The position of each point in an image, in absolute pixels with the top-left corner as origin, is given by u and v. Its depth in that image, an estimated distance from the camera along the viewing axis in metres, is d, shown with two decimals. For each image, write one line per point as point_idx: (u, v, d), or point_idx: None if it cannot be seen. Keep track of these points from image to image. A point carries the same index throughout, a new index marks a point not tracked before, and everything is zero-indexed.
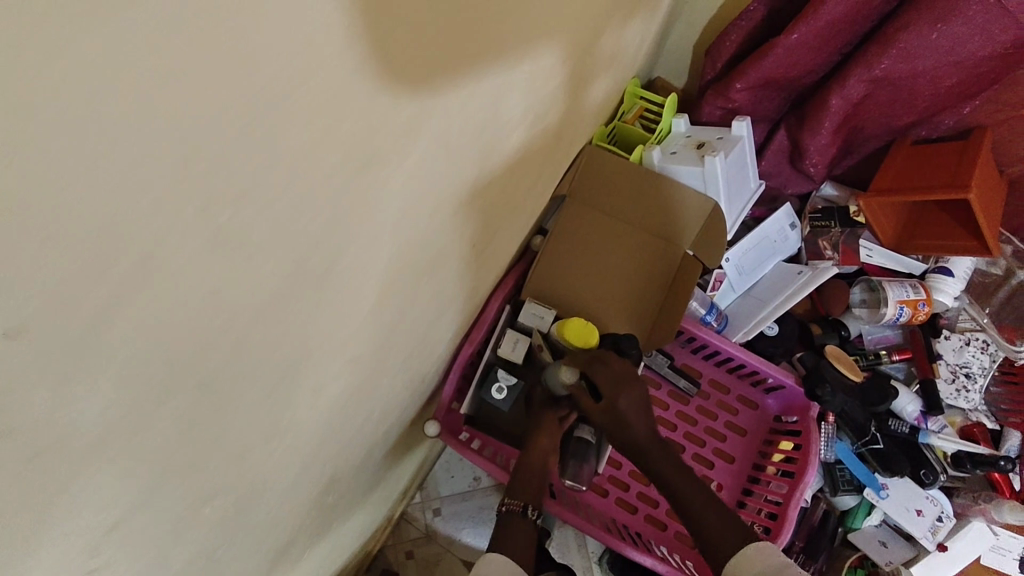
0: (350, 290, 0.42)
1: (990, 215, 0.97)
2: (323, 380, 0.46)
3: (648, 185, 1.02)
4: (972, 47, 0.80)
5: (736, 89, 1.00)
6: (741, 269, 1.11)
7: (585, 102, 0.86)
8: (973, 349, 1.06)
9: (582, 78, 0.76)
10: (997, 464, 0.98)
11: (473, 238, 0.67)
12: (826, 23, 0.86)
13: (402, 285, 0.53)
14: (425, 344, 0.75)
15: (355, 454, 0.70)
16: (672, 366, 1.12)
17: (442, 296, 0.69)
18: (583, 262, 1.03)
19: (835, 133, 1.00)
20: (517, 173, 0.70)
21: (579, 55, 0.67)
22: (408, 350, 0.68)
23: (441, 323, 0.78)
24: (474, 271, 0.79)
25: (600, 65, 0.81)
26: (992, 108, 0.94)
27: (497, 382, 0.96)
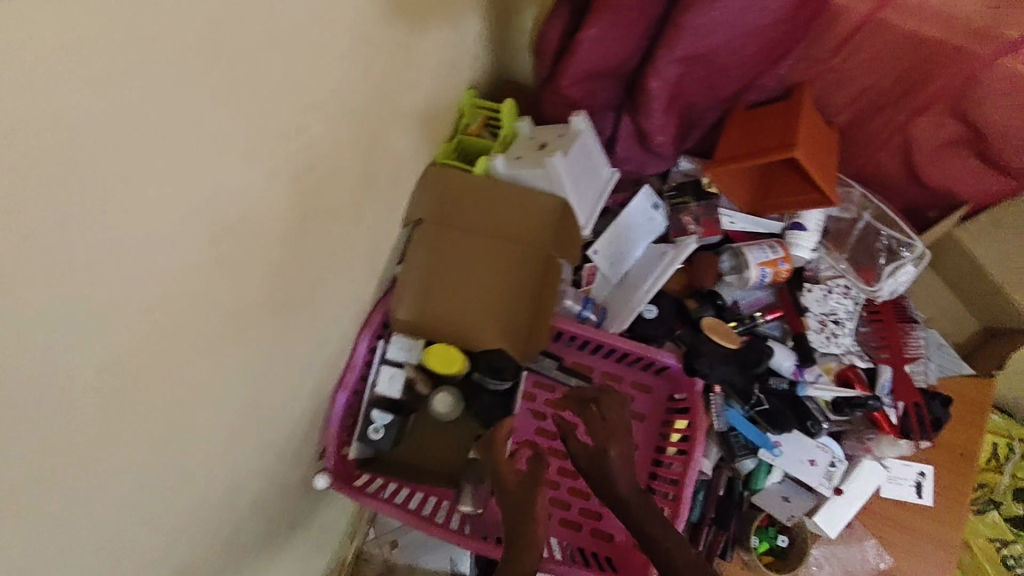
0: (28, 395, 0.40)
1: (821, 166, 1.00)
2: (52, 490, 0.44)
3: (497, 194, 1.00)
4: (750, 17, 0.81)
5: (564, 85, 0.99)
6: (611, 258, 1.12)
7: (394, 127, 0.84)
8: (836, 295, 1.09)
9: (365, 107, 0.74)
10: (868, 404, 1.01)
11: (259, 285, 0.64)
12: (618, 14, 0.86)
13: (140, 362, 0.50)
14: (253, 404, 0.72)
15: (192, 526, 0.67)
16: (560, 367, 1.12)
17: (244, 354, 0.66)
18: (447, 285, 1.01)
19: (668, 112, 1.02)
20: (302, 209, 0.67)
21: (336, 78, 0.64)
22: (220, 412, 0.66)
23: (272, 378, 0.75)
24: (297, 319, 0.76)
25: (389, 89, 0.79)
26: (804, 65, 0.96)
27: (373, 423, 0.94)
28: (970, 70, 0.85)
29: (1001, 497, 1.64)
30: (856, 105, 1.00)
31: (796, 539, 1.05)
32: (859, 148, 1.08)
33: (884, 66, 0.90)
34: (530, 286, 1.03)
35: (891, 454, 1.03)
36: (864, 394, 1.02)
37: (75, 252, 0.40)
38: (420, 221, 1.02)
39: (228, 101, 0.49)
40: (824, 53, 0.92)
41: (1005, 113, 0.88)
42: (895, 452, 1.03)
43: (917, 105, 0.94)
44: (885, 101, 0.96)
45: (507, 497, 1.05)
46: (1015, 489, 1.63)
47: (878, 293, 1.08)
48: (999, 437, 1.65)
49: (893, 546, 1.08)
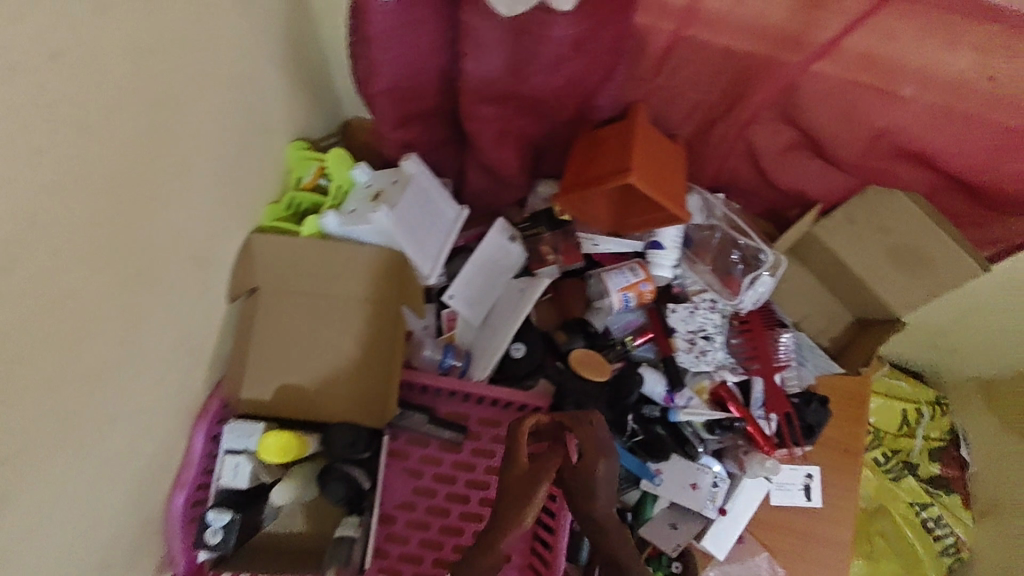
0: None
1: (665, 185, 0.95)
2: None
3: (328, 256, 0.95)
4: (549, 50, 0.76)
5: (388, 130, 0.93)
6: (470, 301, 1.07)
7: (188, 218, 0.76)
8: (703, 310, 1.06)
9: (127, 216, 0.65)
10: (734, 427, 1.03)
11: (28, 420, 0.57)
12: (415, 58, 0.79)
13: None
14: (53, 541, 0.64)
15: None
16: (432, 421, 1.07)
17: (27, 496, 0.59)
18: (292, 356, 0.96)
19: (500, 149, 0.96)
20: (75, 324, 0.60)
21: (93, 181, 0.57)
22: (11, 562, 0.58)
23: (80, 502, 0.68)
24: (88, 455, 0.68)
25: (178, 166, 0.71)
26: (632, 85, 0.92)
27: (212, 524, 0.86)
28: (785, 81, 0.83)
29: (916, 460, 1.59)
30: (694, 120, 0.97)
31: (688, 563, 1.03)
32: (710, 158, 1.04)
33: (706, 81, 0.88)
34: (381, 342, 0.99)
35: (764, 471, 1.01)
36: (733, 416, 1.03)
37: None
38: (254, 290, 0.95)
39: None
40: (647, 74, 0.88)
41: (827, 119, 0.86)
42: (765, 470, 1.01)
43: (745, 118, 0.92)
44: (719, 113, 0.94)
45: (388, 566, 1.03)
46: (930, 450, 1.60)
47: (741, 305, 1.06)
48: (911, 404, 1.60)
49: (788, 554, 1.07)
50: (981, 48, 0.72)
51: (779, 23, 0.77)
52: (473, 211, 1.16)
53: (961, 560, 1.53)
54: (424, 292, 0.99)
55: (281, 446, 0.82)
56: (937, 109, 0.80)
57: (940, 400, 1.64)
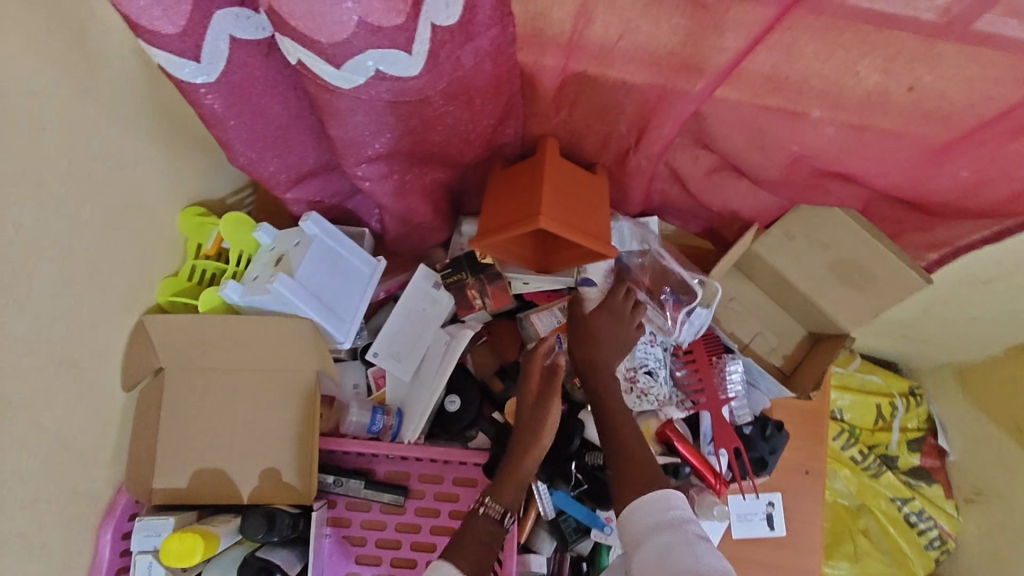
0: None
1: (584, 222, 0.89)
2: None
3: (230, 331, 0.88)
4: (419, 95, 0.70)
5: (281, 190, 0.88)
6: (397, 355, 1.01)
7: (35, 321, 0.69)
8: (644, 343, 1.00)
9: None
10: (682, 471, 0.95)
11: None
12: (285, 121, 0.75)
13: None
14: None
15: None
16: (369, 484, 1.01)
17: None
18: (204, 436, 0.90)
19: (402, 197, 0.91)
20: None
21: None
22: None
23: None
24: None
25: (20, 262, 0.66)
26: (535, 121, 0.87)
27: None
28: (690, 106, 0.79)
29: (896, 452, 1.50)
30: (610, 149, 0.92)
31: None
32: (634, 184, 0.99)
33: (609, 111, 0.83)
34: (295, 412, 0.91)
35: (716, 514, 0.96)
36: (679, 459, 0.96)
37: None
38: (160, 369, 0.91)
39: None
40: (549, 109, 0.85)
41: (739, 139, 0.82)
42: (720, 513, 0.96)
43: (657, 145, 0.88)
44: (631, 143, 0.89)
45: None
46: (907, 442, 1.51)
47: (680, 338, 1.01)
48: (885, 398, 1.48)
49: None
50: (886, 68, 0.66)
51: (670, 50, 0.71)
52: (398, 255, 1.10)
53: (947, 552, 1.45)
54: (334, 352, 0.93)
55: (182, 550, 0.75)
56: (848, 128, 0.75)
57: (914, 391, 1.52)
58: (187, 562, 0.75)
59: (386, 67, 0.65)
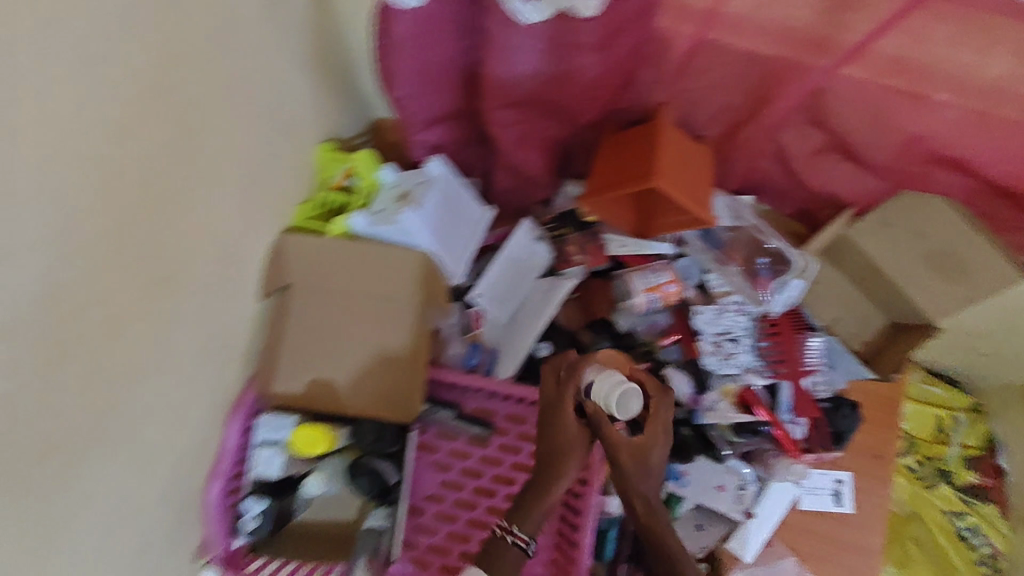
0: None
1: (693, 187, 0.95)
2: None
3: (356, 256, 0.95)
4: (575, 43, 0.78)
5: (417, 129, 0.96)
6: (498, 299, 1.09)
7: (205, 214, 0.77)
8: (731, 312, 1.05)
9: (151, 220, 0.68)
10: (763, 430, 1.00)
11: (60, 403, 0.61)
12: (448, 59, 0.83)
13: None
14: (81, 526, 0.67)
15: None
16: (459, 417, 1.08)
17: (57, 476, 0.62)
18: (319, 351, 0.96)
19: (524, 146, 0.97)
20: (97, 316, 0.63)
21: (111, 181, 0.61)
22: (45, 537, 0.62)
23: (113, 483, 0.71)
24: (116, 445, 0.70)
25: (200, 164, 0.74)
26: (655, 87, 0.92)
27: (248, 513, 0.91)
28: (814, 81, 0.82)
29: (952, 467, 1.48)
30: (723, 119, 0.96)
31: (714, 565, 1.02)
32: (738, 158, 1.03)
33: (731, 82, 0.87)
34: (405, 337, 0.97)
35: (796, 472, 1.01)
36: (759, 420, 1.00)
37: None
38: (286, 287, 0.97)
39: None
40: (670, 74, 0.89)
41: (854, 119, 0.86)
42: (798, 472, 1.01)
43: (772, 120, 0.92)
44: (745, 115, 0.93)
45: (417, 556, 1.04)
46: (964, 459, 1.48)
47: (770, 307, 1.05)
48: (944, 411, 1.51)
49: (818, 560, 1.05)
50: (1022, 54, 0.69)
51: (807, 22, 0.76)
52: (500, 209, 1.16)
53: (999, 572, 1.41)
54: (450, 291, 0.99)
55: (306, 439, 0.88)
56: (970, 114, 0.79)
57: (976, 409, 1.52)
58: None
59: (575, 7, 0.72)
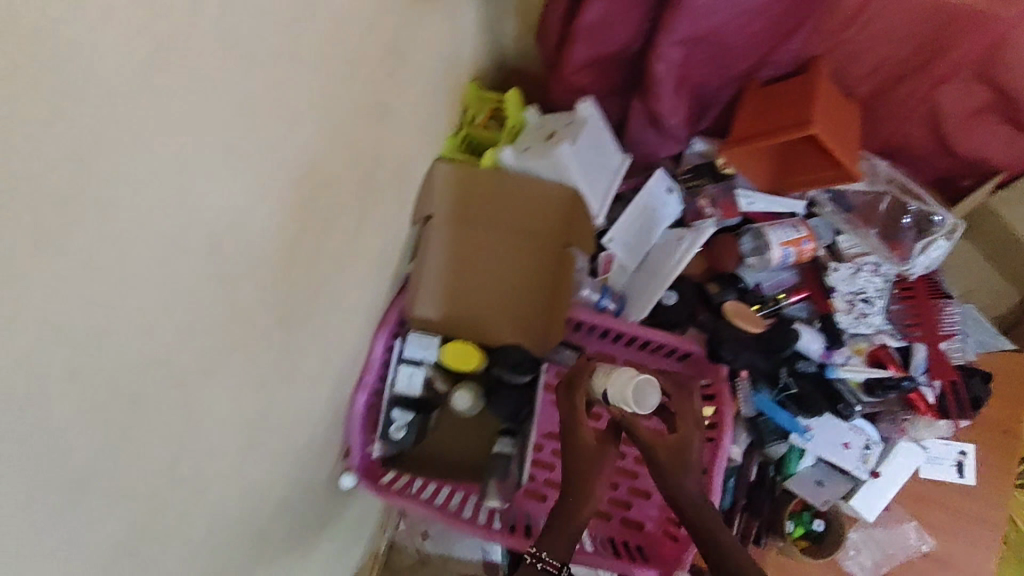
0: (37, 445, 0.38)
1: (844, 142, 0.96)
2: (47, 548, 0.42)
3: (504, 189, 0.98)
4: None
5: (571, 71, 0.99)
6: (629, 246, 1.11)
7: (396, 126, 0.80)
8: (866, 273, 1.05)
9: (368, 117, 0.71)
10: (902, 385, 1.01)
11: (286, 287, 0.64)
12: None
13: (170, 370, 0.50)
14: (272, 406, 0.70)
15: (224, 535, 0.67)
16: (582, 358, 1.09)
17: (268, 355, 0.65)
18: (462, 278, 1.00)
19: (676, 96, 0.98)
20: (316, 212, 0.66)
21: (352, 78, 0.65)
22: (249, 414, 0.65)
23: (300, 372, 0.74)
24: (308, 337, 0.74)
25: (397, 76, 0.77)
26: (818, 39, 0.92)
27: (394, 421, 0.96)
28: (998, 32, 0.84)
29: None
30: (877, 76, 0.96)
31: (833, 523, 1.04)
32: (884, 119, 1.02)
33: (904, 29, 0.88)
34: (545, 272, 1.02)
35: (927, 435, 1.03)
36: (895, 376, 1.01)
37: (93, 261, 0.38)
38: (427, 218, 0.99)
39: (241, 87, 0.47)
40: (839, 26, 0.89)
41: None
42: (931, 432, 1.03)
43: (939, 73, 0.91)
44: (907, 70, 0.93)
45: (532, 488, 1.00)
46: None
47: (910, 270, 1.05)
48: None
49: (936, 530, 1.04)
50: None
51: None
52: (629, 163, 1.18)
53: None
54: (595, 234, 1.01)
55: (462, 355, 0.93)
56: None
57: None
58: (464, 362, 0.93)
59: None
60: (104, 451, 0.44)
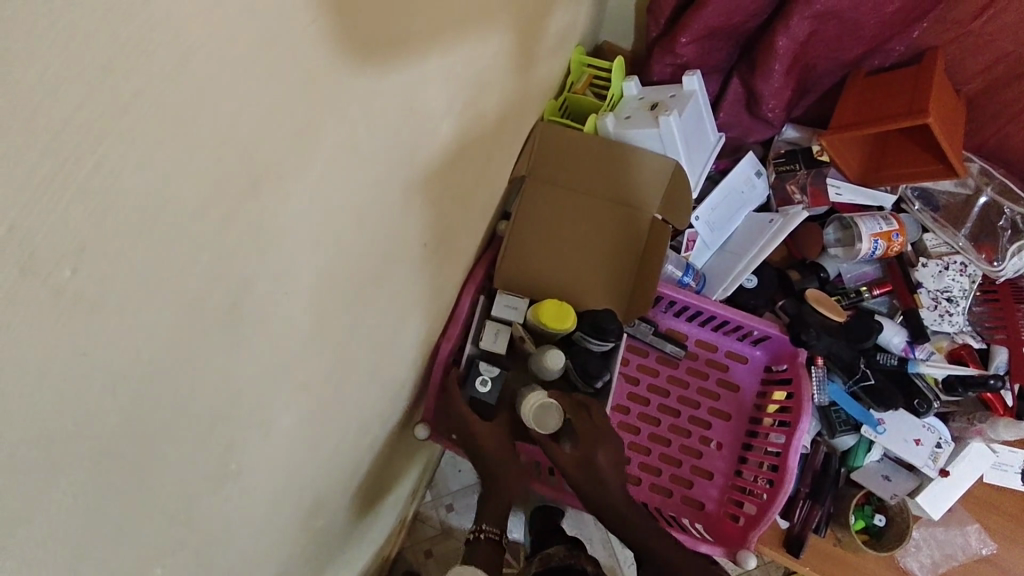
0: (285, 300, 0.41)
1: (954, 136, 0.95)
2: (264, 413, 0.44)
3: (608, 154, 0.99)
4: None
5: (682, 43, 0.99)
6: (712, 225, 1.09)
7: (522, 77, 0.82)
8: (953, 272, 1.08)
9: (512, 60, 0.74)
10: (988, 383, 1.01)
11: (423, 228, 0.65)
12: None
13: (346, 279, 0.50)
14: (390, 343, 0.70)
15: (334, 468, 0.66)
16: (656, 332, 1.08)
17: (399, 294, 0.66)
18: (551, 240, 0.99)
19: (788, 75, 0.99)
20: (455, 158, 0.67)
21: (506, 29, 0.67)
22: (373, 351, 0.65)
23: (413, 312, 0.75)
24: (427, 277, 0.74)
25: (535, 26, 0.78)
26: (940, 28, 0.93)
27: (479, 375, 0.92)
28: None
29: None
30: (990, 74, 0.95)
31: (894, 518, 1.05)
32: (986, 121, 1.01)
33: None
34: (634, 239, 1.00)
35: (1006, 438, 1.01)
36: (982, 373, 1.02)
37: (350, 132, 0.41)
38: (522, 176, 0.99)
39: (450, 10, 0.49)
40: (965, 16, 0.90)
41: None
42: (1011, 435, 1.01)
43: None
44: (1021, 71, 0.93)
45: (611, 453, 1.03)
46: None
47: (1000, 273, 1.05)
48: None
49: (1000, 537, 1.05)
50: None
51: None
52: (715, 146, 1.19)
53: None
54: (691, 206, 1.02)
55: (556, 315, 0.93)
56: None
57: None
58: (558, 322, 0.93)
59: None
60: (299, 340, 0.45)
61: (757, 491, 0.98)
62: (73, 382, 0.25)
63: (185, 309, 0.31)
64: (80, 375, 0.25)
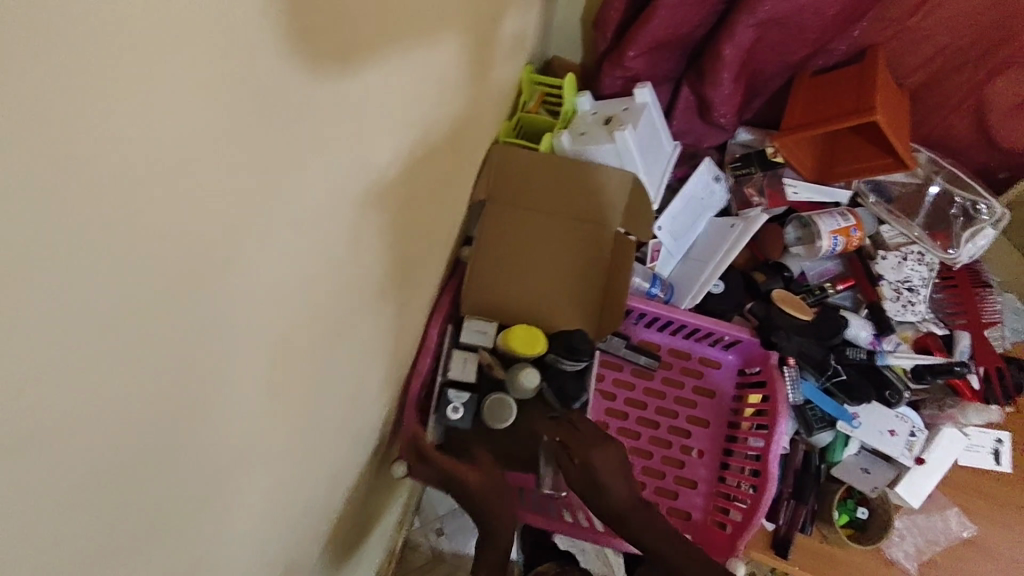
0: (252, 367, 0.39)
1: (902, 132, 0.97)
2: (232, 491, 0.41)
3: (565, 171, 0.97)
4: None
5: (631, 56, 1.00)
6: (675, 234, 1.09)
7: (471, 106, 0.81)
8: (911, 262, 1.10)
9: (459, 90, 0.73)
10: (954, 370, 1.04)
11: (387, 266, 0.64)
12: None
13: (314, 337, 0.48)
14: (360, 388, 0.68)
15: (311, 524, 0.64)
16: (628, 346, 1.08)
17: (367, 337, 0.64)
18: (515, 264, 0.97)
19: (736, 81, 1.00)
20: (416, 193, 0.66)
21: (453, 60, 0.66)
22: (345, 397, 0.63)
23: (381, 352, 0.73)
24: (392, 316, 0.73)
25: (480, 53, 0.77)
26: (879, 26, 0.94)
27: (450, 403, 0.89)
28: None
29: None
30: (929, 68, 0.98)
31: (876, 510, 1.04)
32: (931, 112, 1.04)
33: (964, 24, 0.90)
34: (599, 257, 1.00)
35: (977, 422, 1.04)
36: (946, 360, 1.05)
37: (319, 192, 0.39)
38: (483, 201, 0.97)
39: (402, 53, 0.48)
40: (902, 13, 0.92)
41: None
42: (981, 419, 1.04)
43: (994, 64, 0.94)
44: (956, 64, 0.96)
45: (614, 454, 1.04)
46: None
47: (957, 260, 1.09)
48: None
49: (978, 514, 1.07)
50: None
51: None
52: None
53: None
54: (652, 217, 1.02)
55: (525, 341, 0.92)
56: None
57: None
58: (529, 348, 0.92)
59: None
60: (265, 409, 0.43)
61: (741, 497, 0.98)
62: (24, 525, 0.23)
63: (150, 413, 0.28)
64: (34, 515, 0.23)
